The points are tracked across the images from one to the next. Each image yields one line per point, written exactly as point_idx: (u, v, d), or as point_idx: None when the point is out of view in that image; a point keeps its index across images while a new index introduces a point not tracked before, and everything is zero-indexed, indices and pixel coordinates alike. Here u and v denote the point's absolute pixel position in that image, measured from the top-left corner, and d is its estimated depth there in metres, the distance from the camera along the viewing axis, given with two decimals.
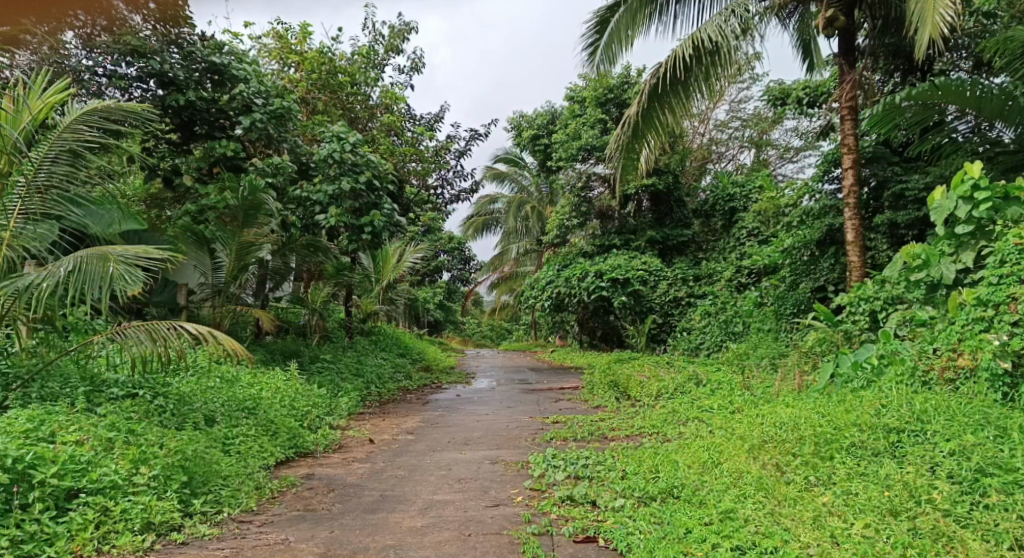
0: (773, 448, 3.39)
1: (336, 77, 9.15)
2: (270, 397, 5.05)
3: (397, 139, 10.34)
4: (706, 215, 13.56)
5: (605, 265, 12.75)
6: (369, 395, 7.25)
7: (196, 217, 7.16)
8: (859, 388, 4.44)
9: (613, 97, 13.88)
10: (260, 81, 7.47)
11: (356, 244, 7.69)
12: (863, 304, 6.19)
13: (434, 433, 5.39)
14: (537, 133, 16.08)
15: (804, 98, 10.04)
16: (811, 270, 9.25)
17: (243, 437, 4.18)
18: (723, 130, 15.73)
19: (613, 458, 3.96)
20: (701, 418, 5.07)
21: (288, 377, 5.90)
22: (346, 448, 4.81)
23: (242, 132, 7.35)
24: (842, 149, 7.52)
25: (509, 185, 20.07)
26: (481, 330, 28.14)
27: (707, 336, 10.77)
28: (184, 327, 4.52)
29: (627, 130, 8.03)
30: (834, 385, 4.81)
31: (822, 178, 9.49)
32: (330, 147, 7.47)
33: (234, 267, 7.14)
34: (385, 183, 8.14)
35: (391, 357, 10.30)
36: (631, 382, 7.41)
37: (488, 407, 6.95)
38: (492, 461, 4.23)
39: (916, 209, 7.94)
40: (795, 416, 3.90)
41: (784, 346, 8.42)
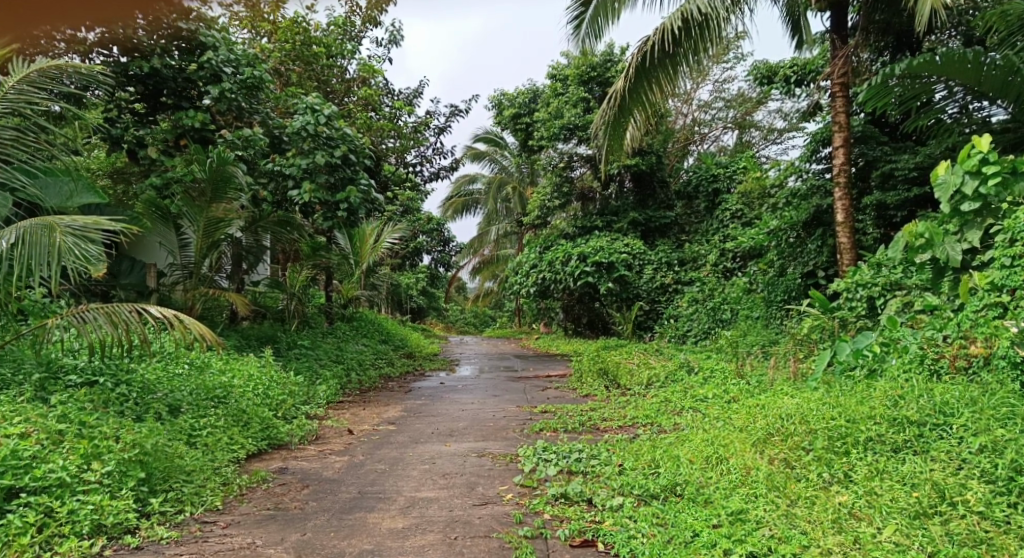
0: (779, 440, 3.19)
1: (309, 49, 8.74)
2: (242, 385, 4.75)
3: (376, 117, 10.06)
4: (689, 196, 13.43)
5: (588, 248, 12.52)
6: (350, 383, 6.97)
7: (161, 191, 6.81)
8: (864, 379, 4.25)
9: (596, 75, 13.45)
10: (230, 49, 7.20)
11: (332, 221, 7.42)
12: (861, 291, 6.02)
13: (417, 423, 5.14)
14: (519, 112, 15.75)
15: (791, 76, 9.88)
16: (798, 253, 9.10)
17: (212, 428, 3.89)
18: (706, 111, 15.58)
19: (608, 451, 3.74)
20: (697, 408, 4.90)
21: (263, 363, 5.59)
22: (324, 439, 4.53)
23: (211, 102, 7.09)
24: (834, 129, 7.38)
25: (488, 165, 19.69)
26: (465, 317, 27.88)
27: (694, 322, 10.62)
28: (148, 310, 4.18)
29: (613, 105, 7.86)
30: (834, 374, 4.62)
31: (809, 158, 9.37)
32: (304, 119, 7.14)
33: (204, 244, 6.83)
34: (362, 159, 7.82)
35: (372, 343, 10.02)
36: (621, 370, 7.20)
37: (473, 395, 6.72)
38: (478, 454, 4.00)
39: (907, 190, 7.84)
40: (800, 407, 3.70)
41: (775, 333, 8.25)
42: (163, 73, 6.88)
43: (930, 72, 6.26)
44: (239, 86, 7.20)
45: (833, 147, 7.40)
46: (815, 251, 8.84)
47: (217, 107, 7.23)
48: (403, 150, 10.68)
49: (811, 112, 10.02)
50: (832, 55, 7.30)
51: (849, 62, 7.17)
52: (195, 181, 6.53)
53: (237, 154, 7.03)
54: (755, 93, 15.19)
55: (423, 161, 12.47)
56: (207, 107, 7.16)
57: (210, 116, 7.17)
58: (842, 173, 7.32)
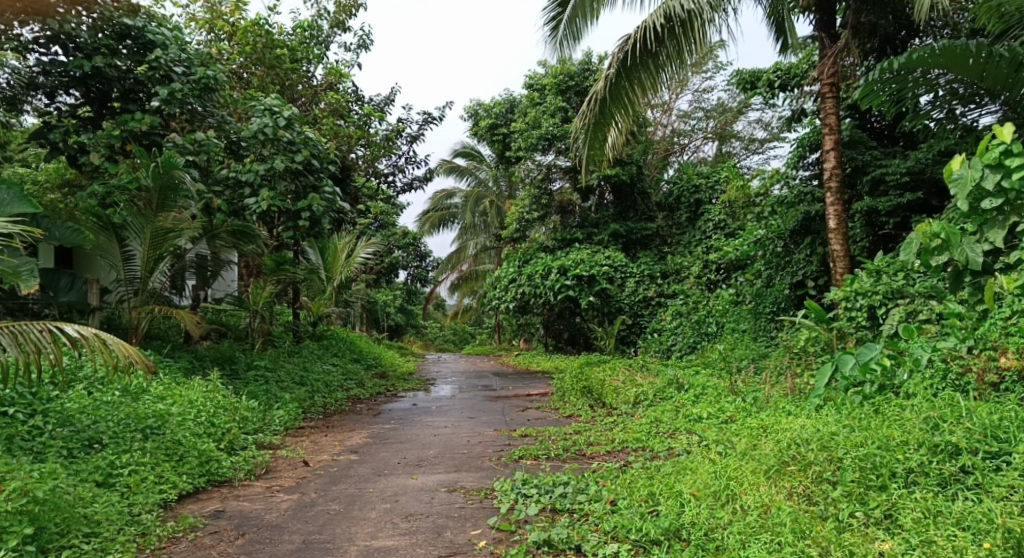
0: (795, 469, 2.82)
1: (273, 52, 8.33)
2: (183, 412, 4.18)
3: (344, 124, 9.59)
4: (670, 208, 13.14)
5: (568, 261, 12.11)
6: (312, 407, 6.40)
7: (104, 200, 6.22)
8: (879, 400, 3.85)
9: (574, 85, 13.25)
10: (182, 49, 6.70)
11: (293, 231, 6.88)
12: (860, 299, 5.77)
13: (382, 451, 4.61)
14: (495, 122, 15.38)
15: (775, 81, 9.57)
16: (786, 264, 8.76)
17: (140, 466, 3.33)
18: (686, 121, 15.36)
19: (597, 484, 3.27)
20: (695, 430, 4.51)
21: (210, 386, 5.02)
22: (274, 473, 3.98)
23: (160, 105, 6.53)
24: (823, 133, 7.12)
25: (467, 179, 19.35)
26: (445, 334, 27.26)
27: (678, 336, 10.22)
28: (64, 329, 3.58)
29: (594, 105, 7.48)
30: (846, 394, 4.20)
31: (796, 164, 9.09)
32: (262, 121, 6.64)
33: (151, 258, 6.22)
34: (327, 165, 7.35)
35: (342, 362, 9.45)
36: (606, 387, 6.74)
37: (448, 417, 6.21)
38: (447, 489, 3.50)
39: (898, 195, 7.59)
40: (816, 429, 3.30)
41: (766, 347, 7.87)
42: (108, 73, 6.31)
43: (927, 67, 5.96)
44: (191, 87, 6.64)
45: (822, 150, 7.14)
46: (804, 260, 8.50)
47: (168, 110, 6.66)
48: (373, 159, 10.19)
49: (795, 118, 9.76)
50: (821, 55, 7.05)
51: (838, 63, 6.91)
52: (142, 188, 5.95)
53: (188, 159, 6.47)
54: (735, 103, 15.09)
55: (395, 171, 11.98)
56: (155, 109, 6.59)
57: (160, 118, 6.59)
58: (833, 177, 7.01)
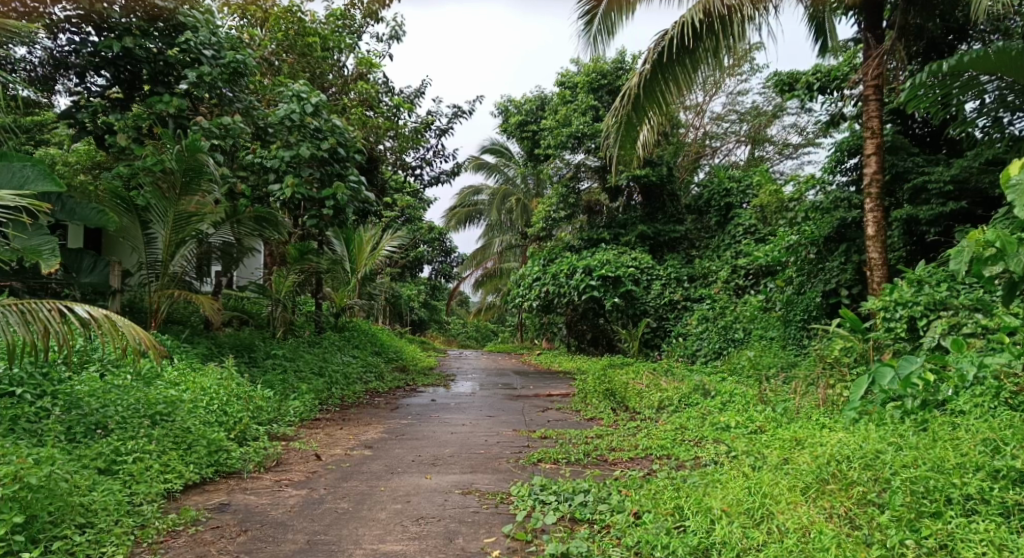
0: (837, 488, 2.59)
1: (305, 40, 8.29)
2: (196, 399, 4.09)
3: (373, 114, 9.50)
4: (699, 210, 12.83)
5: (594, 261, 11.89)
6: (329, 398, 6.31)
7: (128, 182, 6.19)
8: (923, 421, 3.59)
9: (607, 83, 13.04)
10: (212, 31, 6.64)
11: (317, 220, 6.78)
12: (899, 310, 5.46)
13: (397, 447, 4.47)
14: (525, 119, 15.20)
15: (814, 83, 9.12)
16: (819, 270, 8.42)
17: (145, 454, 3.23)
18: (719, 124, 15.04)
19: (619, 494, 3.08)
20: (723, 440, 4.30)
21: (225, 374, 4.94)
22: (284, 466, 3.87)
23: (188, 88, 6.48)
24: (865, 136, 6.81)
25: (495, 176, 19.20)
26: (468, 331, 27.16)
27: (704, 341, 9.94)
28: (73, 309, 3.49)
29: (627, 102, 7.19)
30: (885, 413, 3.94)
31: (834, 168, 8.73)
32: (288, 107, 6.56)
33: (173, 242, 6.19)
34: (352, 154, 7.24)
35: (362, 354, 9.37)
36: (630, 391, 6.53)
37: (466, 415, 6.06)
38: (462, 491, 3.34)
39: (941, 203, 7.23)
40: (858, 445, 3.06)
41: (796, 356, 7.58)
42: (137, 54, 6.29)
43: (979, 69, 5.65)
44: (220, 70, 6.59)
45: (863, 154, 6.84)
46: (838, 268, 8.16)
47: (196, 93, 6.63)
48: (401, 151, 10.10)
49: (833, 123, 9.38)
50: (865, 55, 6.75)
51: (883, 63, 6.60)
52: (166, 171, 5.92)
53: (213, 143, 6.42)
54: (770, 107, 14.68)
55: (423, 164, 11.88)
56: (183, 92, 6.56)
57: (187, 102, 6.56)
58: (874, 182, 6.70)
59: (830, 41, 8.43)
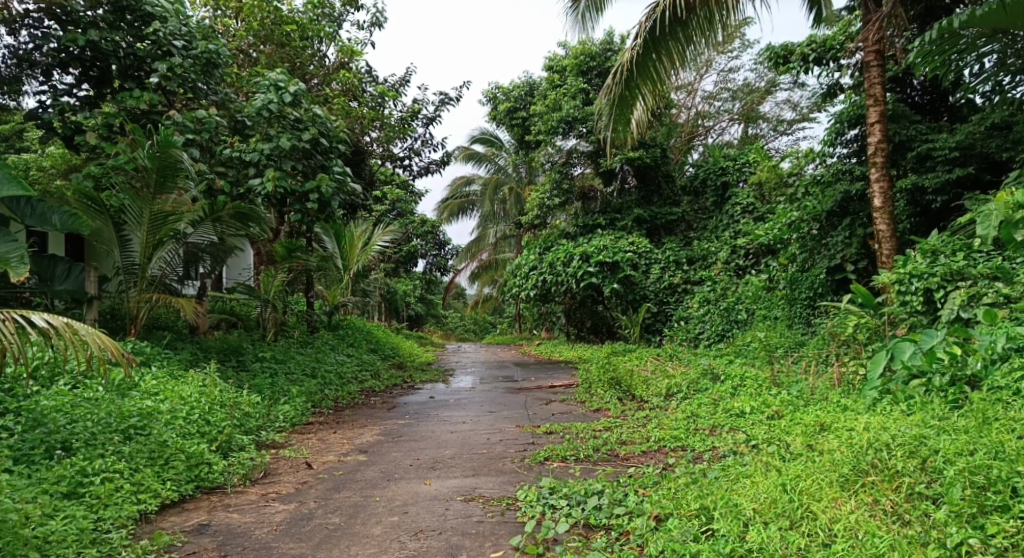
0: (880, 480, 2.32)
1: (282, 29, 7.96)
2: (175, 410, 3.81)
3: (357, 104, 9.20)
4: (695, 191, 12.56)
5: (591, 247, 11.59)
6: (323, 400, 6.03)
7: (100, 183, 5.87)
8: (956, 407, 3.32)
9: (596, 65, 12.82)
10: (181, 21, 6.34)
11: (301, 214, 6.48)
12: (914, 282, 5.10)
13: (393, 451, 4.20)
14: (515, 105, 14.86)
15: (810, 55, 8.64)
16: (823, 246, 8.13)
17: (113, 473, 2.96)
18: (711, 103, 14.79)
19: (636, 494, 2.82)
20: (740, 428, 4.05)
21: (208, 380, 4.65)
22: (273, 477, 3.61)
23: (158, 81, 6.16)
24: (868, 104, 6.53)
25: (486, 166, 18.85)
26: (465, 324, 26.91)
27: (706, 324, 9.68)
28: (29, 319, 3.17)
29: (619, 80, 6.89)
30: (902, 404, 3.70)
31: (834, 141, 8.35)
32: (265, 98, 6.26)
33: (149, 243, 5.88)
34: (335, 144, 6.94)
35: (357, 352, 9.09)
36: (635, 379, 6.26)
37: (466, 412, 5.78)
38: (463, 498, 3.06)
39: (947, 170, 6.97)
40: (895, 429, 2.79)
41: (804, 336, 7.33)
42: (103, 47, 5.93)
43: (994, 25, 5.33)
44: (192, 62, 6.30)
45: (866, 123, 6.55)
46: (843, 243, 7.85)
47: (167, 86, 6.33)
48: (387, 141, 9.77)
49: (830, 93, 8.99)
50: (865, 20, 6.44)
51: (884, 28, 6.29)
52: (138, 169, 5.61)
53: (187, 138, 6.13)
54: (763, 83, 14.43)
55: (411, 155, 11.53)
56: (153, 85, 6.26)
57: (159, 96, 6.26)
58: (879, 152, 6.42)
59: (824, 11, 7.72)
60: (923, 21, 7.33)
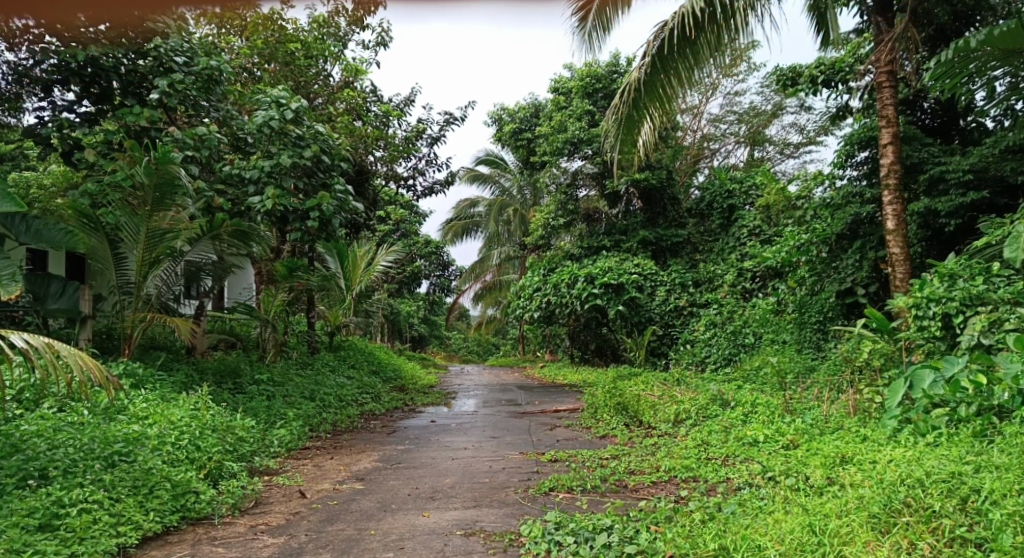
0: (914, 521, 2.13)
1: (286, 47, 7.95)
2: (163, 435, 3.66)
3: (361, 123, 9.14)
4: (701, 214, 12.45)
5: (595, 269, 11.42)
6: (321, 424, 5.85)
7: (97, 200, 5.78)
8: (985, 441, 3.14)
9: (601, 87, 12.82)
10: (183, 38, 6.32)
11: (302, 233, 6.36)
12: (932, 306, 4.91)
13: (391, 479, 4.02)
14: (520, 126, 14.84)
15: (818, 76, 8.41)
16: (833, 268, 7.97)
17: (92, 505, 2.81)
18: (717, 125, 14.55)
19: (648, 531, 2.63)
20: (755, 458, 3.86)
21: (200, 404, 4.49)
22: (264, 506, 3.43)
23: (159, 98, 6.11)
24: (879, 126, 6.40)
25: (491, 187, 18.83)
26: (468, 345, 26.70)
27: (713, 348, 9.49)
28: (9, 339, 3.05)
29: (626, 99, 6.80)
30: (927, 437, 3.51)
31: (844, 163, 8.23)
32: (267, 114, 6.19)
33: (144, 261, 5.78)
34: (337, 162, 6.85)
35: (358, 374, 8.92)
36: (642, 404, 6.06)
37: (468, 437, 5.59)
38: (464, 533, 2.88)
39: (961, 192, 6.82)
40: (927, 463, 2.61)
41: (814, 361, 7.13)
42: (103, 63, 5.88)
43: (1009, 45, 5.22)
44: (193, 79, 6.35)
45: (877, 144, 6.43)
46: (853, 266, 7.68)
47: (168, 103, 6.28)
48: (391, 161, 9.68)
49: (840, 116, 8.87)
50: (875, 41, 6.34)
51: (895, 49, 6.19)
52: (136, 186, 5.54)
53: (187, 154, 6.06)
54: (769, 106, 14.34)
55: (415, 174, 11.46)
56: (154, 102, 6.20)
57: (159, 112, 6.20)
58: (891, 173, 6.28)
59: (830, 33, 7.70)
60: (933, 43, 7.23)
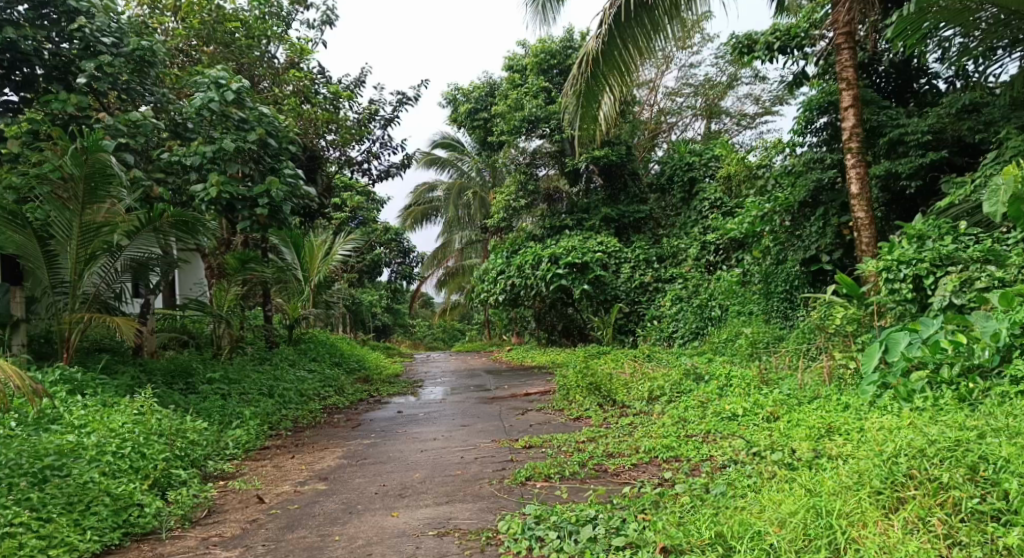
0: (921, 495, 2.07)
1: (224, 27, 7.49)
2: (106, 443, 3.33)
3: (310, 106, 8.70)
4: (661, 188, 12.35)
5: (559, 249, 11.23)
6: (281, 422, 5.54)
7: (22, 193, 5.30)
8: (970, 406, 3.05)
9: (556, 64, 12.59)
10: (111, 17, 5.85)
11: (251, 220, 5.97)
12: (903, 269, 4.83)
13: (357, 477, 3.77)
14: (476, 107, 14.48)
15: (774, 43, 8.19)
16: (795, 237, 7.93)
17: (17, 528, 2.49)
18: (674, 99, 14.53)
19: (640, 520, 2.46)
20: (737, 434, 3.72)
21: (146, 407, 4.15)
22: (220, 515, 3.16)
23: (86, 81, 5.63)
24: (839, 89, 6.33)
25: (450, 171, 18.50)
26: (434, 332, 26.36)
27: (680, 323, 9.44)
28: None
29: (585, 69, 6.57)
30: (912, 404, 3.40)
31: (804, 130, 8.17)
32: (206, 96, 5.77)
33: (79, 258, 5.34)
34: (286, 145, 6.46)
35: (320, 367, 8.57)
36: (615, 383, 5.90)
37: (438, 427, 5.35)
38: (437, 532, 2.66)
39: (919, 155, 6.82)
40: (922, 431, 2.49)
41: (783, 331, 7.10)
42: (23, 46, 5.37)
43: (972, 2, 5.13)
44: (123, 61, 5.84)
45: (838, 108, 6.36)
46: (816, 234, 7.67)
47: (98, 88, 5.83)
48: (344, 144, 9.26)
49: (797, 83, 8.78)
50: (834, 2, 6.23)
51: (854, 10, 6.11)
52: (65, 177, 5.09)
53: (120, 142, 5.61)
54: (724, 78, 14.29)
55: (370, 158, 11.04)
56: (82, 87, 5.73)
57: (88, 98, 5.74)
58: (854, 137, 6.22)
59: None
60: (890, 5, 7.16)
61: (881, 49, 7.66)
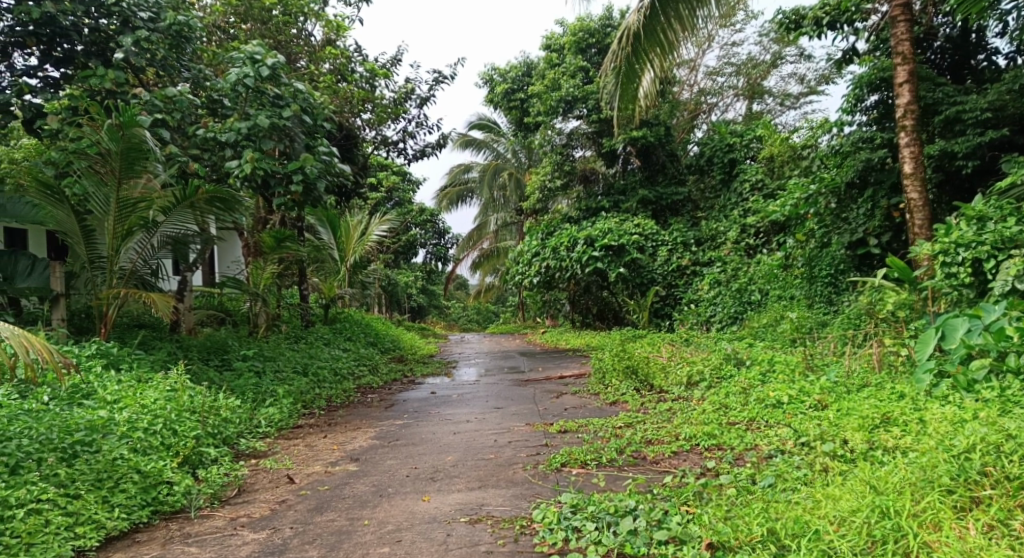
0: (999, 496, 1.91)
1: (261, 4, 7.45)
2: (138, 419, 3.32)
3: (345, 84, 8.61)
4: (700, 170, 11.79)
5: (595, 231, 11.02)
6: (315, 400, 5.53)
7: (61, 169, 5.35)
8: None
9: (595, 42, 12.28)
10: None
11: (285, 197, 5.94)
12: (961, 252, 4.51)
13: (389, 458, 3.70)
14: (512, 87, 14.25)
15: (822, 18, 7.60)
16: (841, 219, 7.57)
17: (42, 504, 2.48)
18: (715, 78, 14.05)
19: (684, 511, 2.32)
20: (784, 422, 3.53)
21: (181, 383, 4.15)
22: (250, 494, 3.12)
23: (124, 57, 5.63)
24: (895, 62, 5.94)
25: (485, 153, 18.33)
26: (469, 314, 26.38)
27: (718, 307, 9.16)
28: None
29: (624, 46, 6.30)
30: (978, 395, 3.14)
31: (853, 108, 7.76)
32: (241, 71, 5.71)
33: (116, 233, 5.35)
34: (320, 122, 6.39)
35: (354, 346, 8.59)
36: (653, 367, 5.72)
37: (470, 408, 5.26)
38: (468, 520, 2.56)
39: (977, 133, 6.38)
40: (998, 425, 2.27)
41: (828, 315, 6.79)
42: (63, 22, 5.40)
43: None
44: (161, 37, 5.82)
45: (893, 82, 5.98)
46: (865, 216, 7.31)
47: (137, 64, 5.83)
48: (379, 123, 9.17)
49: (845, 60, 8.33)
50: None
51: None
52: (103, 152, 5.12)
53: (157, 118, 5.62)
54: (767, 55, 13.74)
55: (406, 138, 10.96)
56: (120, 63, 5.74)
57: (127, 74, 5.75)
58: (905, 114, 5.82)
59: None
60: None
61: (936, 23, 7.20)
